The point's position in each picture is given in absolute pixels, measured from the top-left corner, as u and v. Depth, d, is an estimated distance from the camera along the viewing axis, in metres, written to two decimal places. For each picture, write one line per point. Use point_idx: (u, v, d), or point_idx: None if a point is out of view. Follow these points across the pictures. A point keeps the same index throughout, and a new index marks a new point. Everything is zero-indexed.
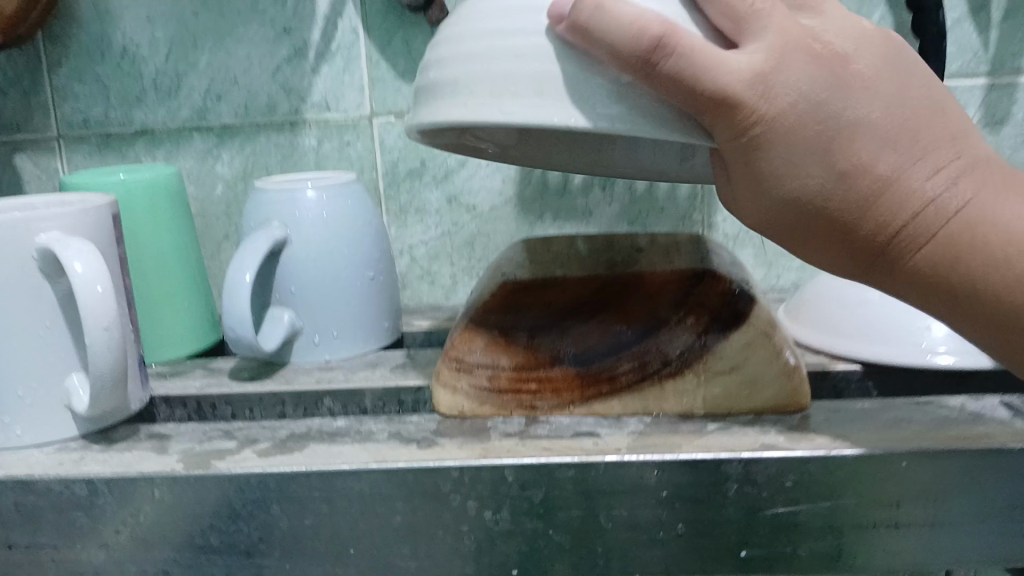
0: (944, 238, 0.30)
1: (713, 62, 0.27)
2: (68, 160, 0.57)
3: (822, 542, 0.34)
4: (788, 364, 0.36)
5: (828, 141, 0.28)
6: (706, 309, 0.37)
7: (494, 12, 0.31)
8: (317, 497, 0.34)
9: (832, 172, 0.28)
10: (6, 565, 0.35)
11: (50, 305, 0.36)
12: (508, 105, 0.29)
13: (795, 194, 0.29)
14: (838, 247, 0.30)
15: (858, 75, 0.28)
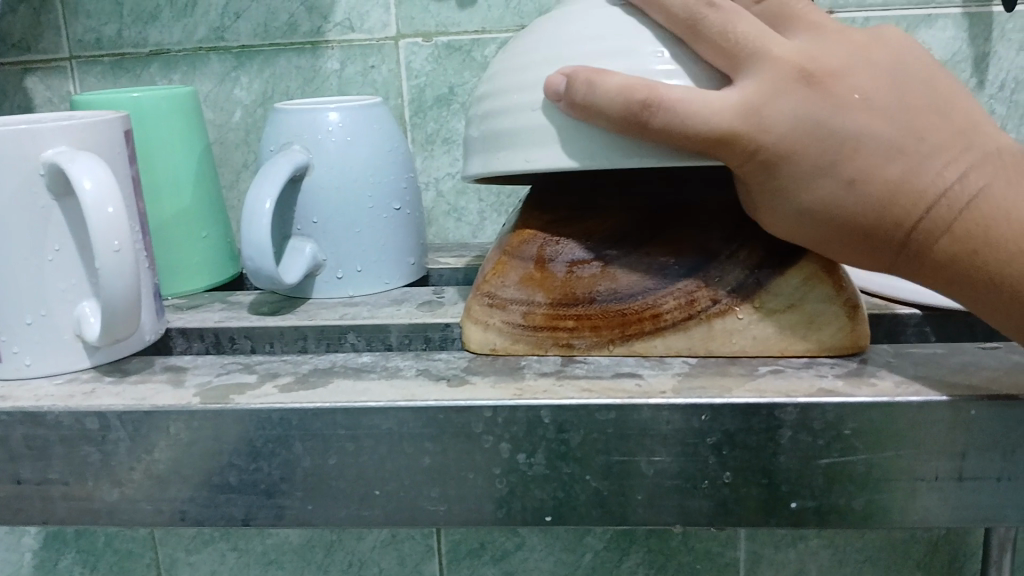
0: (965, 233, 0.30)
1: (699, 108, 0.30)
2: (80, 82, 0.55)
3: (881, 495, 0.31)
4: (849, 303, 0.34)
5: (826, 155, 0.30)
6: (763, 244, 0.34)
7: (514, 72, 0.34)
8: (341, 435, 0.32)
9: (835, 185, 0.30)
10: (16, 500, 0.34)
11: (58, 228, 0.34)
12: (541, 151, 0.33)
13: (802, 208, 0.31)
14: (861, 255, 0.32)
15: (850, 90, 0.30)
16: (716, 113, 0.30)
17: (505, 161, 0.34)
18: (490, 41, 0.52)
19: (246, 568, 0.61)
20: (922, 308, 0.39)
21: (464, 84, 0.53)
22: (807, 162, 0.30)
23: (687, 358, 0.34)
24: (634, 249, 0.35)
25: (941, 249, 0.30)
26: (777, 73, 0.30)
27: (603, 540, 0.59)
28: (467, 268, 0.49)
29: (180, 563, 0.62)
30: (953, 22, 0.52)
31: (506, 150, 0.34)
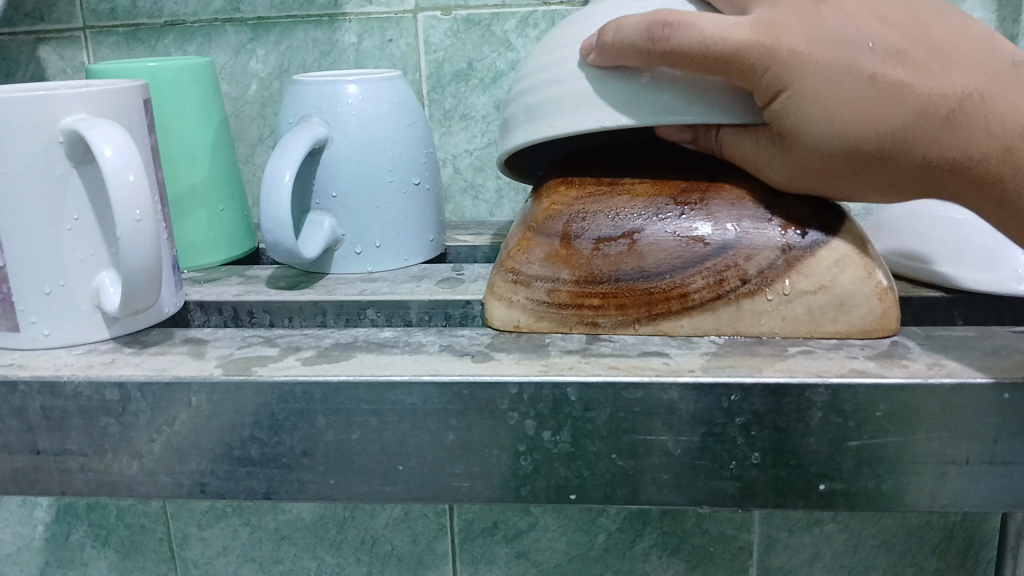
0: (974, 130, 0.32)
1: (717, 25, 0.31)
2: (94, 52, 0.54)
3: (911, 478, 0.31)
4: (881, 285, 0.33)
5: (831, 61, 0.31)
6: (794, 222, 0.34)
7: (548, 55, 0.36)
8: (365, 409, 0.31)
9: (851, 88, 0.31)
10: (35, 471, 0.33)
11: (77, 196, 0.34)
12: (595, 112, 0.34)
13: (826, 130, 0.31)
14: (878, 173, 0.32)
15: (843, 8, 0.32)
16: (730, 29, 0.31)
17: (556, 129, 0.35)
18: (510, 15, 0.52)
19: (258, 544, 0.61)
20: (948, 290, 0.39)
21: (484, 59, 0.53)
22: (825, 76, 0.31)
23: (716, 338, 0.34)
24: (662, 225, 0.34)
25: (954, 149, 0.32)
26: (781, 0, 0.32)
27: (616, 521, 0.59)
28: (485, 246, 0.49)
29: (191, 539, 0.62)
30: (981, 3, 0.51)
31: (553, 117, 0.35)
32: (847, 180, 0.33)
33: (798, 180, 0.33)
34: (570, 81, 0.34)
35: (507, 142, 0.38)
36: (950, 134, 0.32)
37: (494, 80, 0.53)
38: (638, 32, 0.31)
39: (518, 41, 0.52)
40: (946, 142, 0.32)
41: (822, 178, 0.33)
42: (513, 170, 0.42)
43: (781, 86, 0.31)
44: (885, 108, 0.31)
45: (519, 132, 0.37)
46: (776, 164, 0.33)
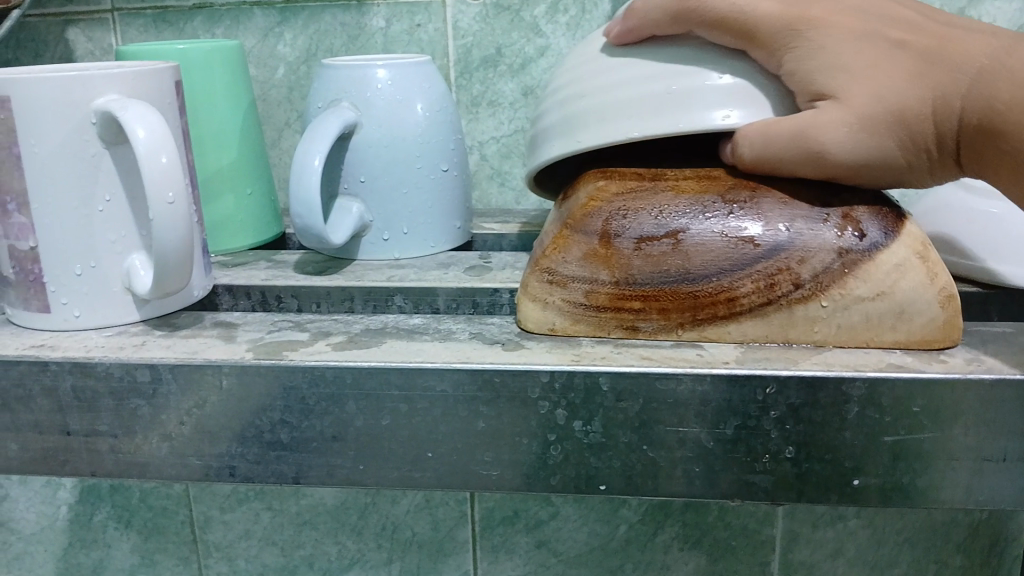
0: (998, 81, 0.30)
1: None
2: (123, 35, 0.54)
3: (947, 475, 0.30)
4: (944, 292, 0.31)
5: (837, 22, 0.32)
6: (852, 222, 0.32)
7: (581, 73, 0.36)
8: (395, 396, 0.31)
9: (857, 46, 0.31)
10: (65, 452, 0.33)
11: (109, 177, 0.34)
12: (623, 123, 0.33)
13: (842, 80, 0.31)
14: (909, 131, 0.31)
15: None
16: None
17: (587, 141, 0.34)
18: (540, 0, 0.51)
19: (279, 529, 0.62)
20: (985, 286, 0.38)
21: (513, 45, 0.52)
22: (843, 30, 0.32)
23: (765, 346, 0.32)
24: (709, 223, 0.32)
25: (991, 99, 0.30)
26: None
27: (637, 512, 0.59)
28: (512, 233, 0.48)
29: (213, 522, 0.62)
30: None
31: (582, 132, 0.34)
32: (879, 136, 0.31)
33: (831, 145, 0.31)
34: (603, 94, 0.34)
35: (537, 158, 0.37)
36: (983, 83, 0.31)
37: (523, 66, 0.52)
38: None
39: (548, 27, 0.51)
40: (980, 92, 0.31)
41: (856, 139, 0.31)
42: (540, 186, 0.41)
43: (802, 40, 0.31)
44: (908, 59, 0.31)
45: (549, 147, 0.36)
46: (810, 126, 0.31)
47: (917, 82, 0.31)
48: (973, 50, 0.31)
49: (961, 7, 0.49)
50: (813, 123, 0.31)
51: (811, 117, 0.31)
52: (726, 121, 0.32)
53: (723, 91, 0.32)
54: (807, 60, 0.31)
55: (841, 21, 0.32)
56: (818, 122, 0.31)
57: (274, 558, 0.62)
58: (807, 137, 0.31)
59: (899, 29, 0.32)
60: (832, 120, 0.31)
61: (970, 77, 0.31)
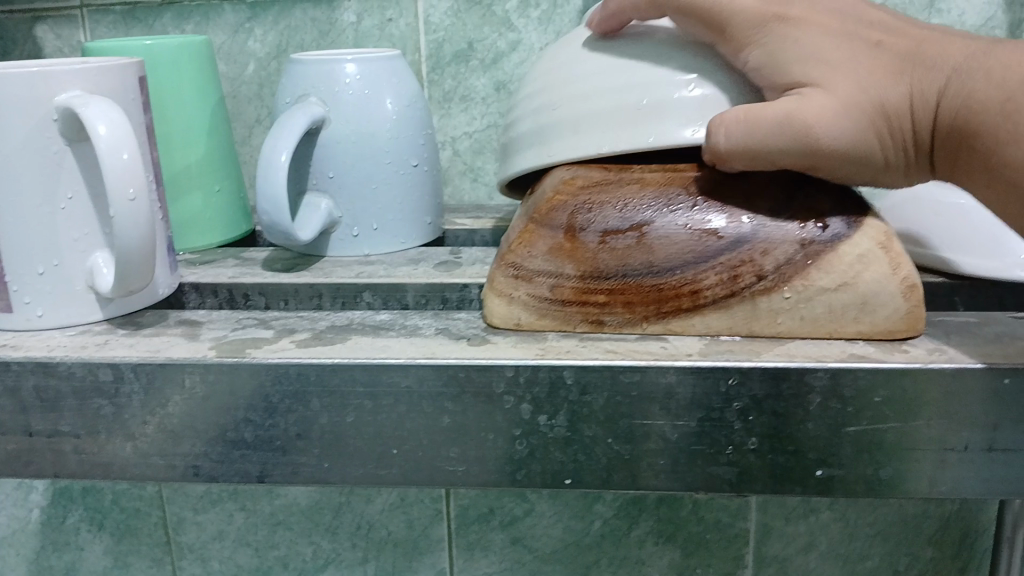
0: (960, 83, 0.30)
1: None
2: (91, 31, 0.53)
3: (909, 466, 0.31)
4: (907, 283, 0.31)
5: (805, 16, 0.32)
6: (814, 213, 0.32)
7: (554, 78, 0.36)
8: (360, 392, 0.31)
9: (822, 39, 0.31)
10: (27, 452, 0.33)
11: (71, 174, 0.33)
12: (594, 136, 0.33)
13: (804, 74, 0.31)
14: (882, 125, 0.31)
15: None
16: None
17: (558, 154, 0.35)
18: None
19: (254, 529, 0.61)
20: (951, 277, 0.38)
21: (484, 41, 0.52)
22: (821, 26, 0.32)
23: (728, 339, 0.32)
24: (674, 216, 0.32)
25: (965, 98, 0.30)
26: None
27: (612, 508, 0.59)
28: (484, 229, 0.48)
29: (186, 523, 0.61)
30: None
31: (552, 139, 0.35)
32: (857, 127, 0.31)
33: (809, 133, 0.30)
34: (575, 104, 0.34)
35: (512, 163, 0.38)
36: (956, 82, 0.30)
37: (494, 62, 0.52)
38: None
39: (519, 21, 0.51)
40: (953, 90, 0.30)
41: (835, 130, 0.30)
42: (510, 189, 0.41)
43: (775, 33, 0.31)
44: (884, 56, 0.31)
45: (524, 154, 0.37)
46: (789, 113, 0.30)
47: (892, 78, 0.31)
48: (946, 51, 0.31)
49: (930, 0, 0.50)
50: (792, 110, 0.30)
51: (789, 105, 0.31)
52: (694, 135, 0.32)
53: (695, 102, 0.32)
54: (780, 52, 0.31)
55: (818, 17, 0.32)
56: (797, 109, 0.30)
57: (249, 559, 0.62)
58: (786, 125, 0.30)
59: (874, 30, 0.32)
60: (812, 107, 0.30)
61: (944, 76, 0.31)
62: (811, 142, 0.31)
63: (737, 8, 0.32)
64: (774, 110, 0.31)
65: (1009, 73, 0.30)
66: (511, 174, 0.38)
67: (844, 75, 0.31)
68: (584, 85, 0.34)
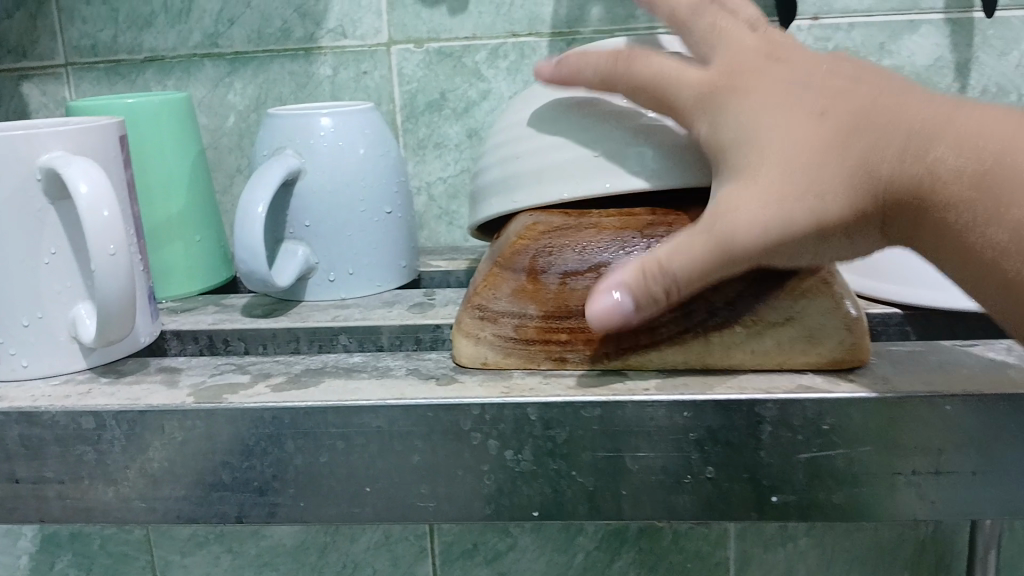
0: (922, 152, 0.28)
1: (668, 74, 0.32)
2: (76, 87, 0.55)
3: (861, 490, 0.32)
4: (850, 316, 0.33)
5: (749, 89, 0.30)
6: None
7: (515, 129, 0.38)
8: (332, 433, 0.32)
9: (768, 113, 0.30)
10: (11, 499, 0.34)
11: (54, 230, 0.35)
12: (554, 185, 0.35)
13: (750, 152, 0.30)
14: (837, 200, 0.29)
15: (784, 53, 0.32)
16: (676, 75, 0.32)
17: (522, 202, 0.36)
18: (481, 47, 0.53)
19: (241, 570, 0.62)
20: (905, 310, 0.40)
21: (456, 90, 0.54)
22: (767, 99, 0.30)
23: (685, 372, 0.33)
24: (629, 257, 0.34)
25: (926, 171, 0.28)
26: (731, 47, 0.32)
27: (594, 541, 0.60)
28: (458, 271, 0.50)
29: (174, 566, 0.62)
30: (935, 28, 0.52)
31: (517, 190, 0.36)
32: (814, 213, 0.29)
33: (764, 223, 0.29)
34: (535, 155, 0.36)
35: (479, 211, 0.40)
36: (919, 152, 0.28)
37: (466, 110, 0.54)
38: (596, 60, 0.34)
39: (489, 72, 0.54)
40: (916, 161, 0.28)
41: (790, 218, 0.29)
42: (481, 233, 0.42)
43: (722, 112, 0.31)
44: (839, 127, 0.29)
45: (490, 202, 0.38)
46: (741, 208, 0.29)
47: (850, 151, 0.28)
48: (909, 113, 0.28)
49: (881, 44, 0.52)
50: (744, 202, 0.29)
51: (738, 197, 0.29)
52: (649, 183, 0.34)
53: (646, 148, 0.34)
54: (726, 136, 0.30)
55: (764, 88, 0.30)
56: (748, 202, 0.29)
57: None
58: (737, 218, 0.29)
59: (829, 93, 0.30)
60: (761, 198, 0.29)
61: (905, 144, 0.28)
62: (766, 234, 0.29)
63: (685, 85, 0.32)
64: (725, 203, 0.30)
65: (971, 141, 0.27)
66: (480, 220, 0.40)
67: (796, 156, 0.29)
68: (542, 135, 0.36)
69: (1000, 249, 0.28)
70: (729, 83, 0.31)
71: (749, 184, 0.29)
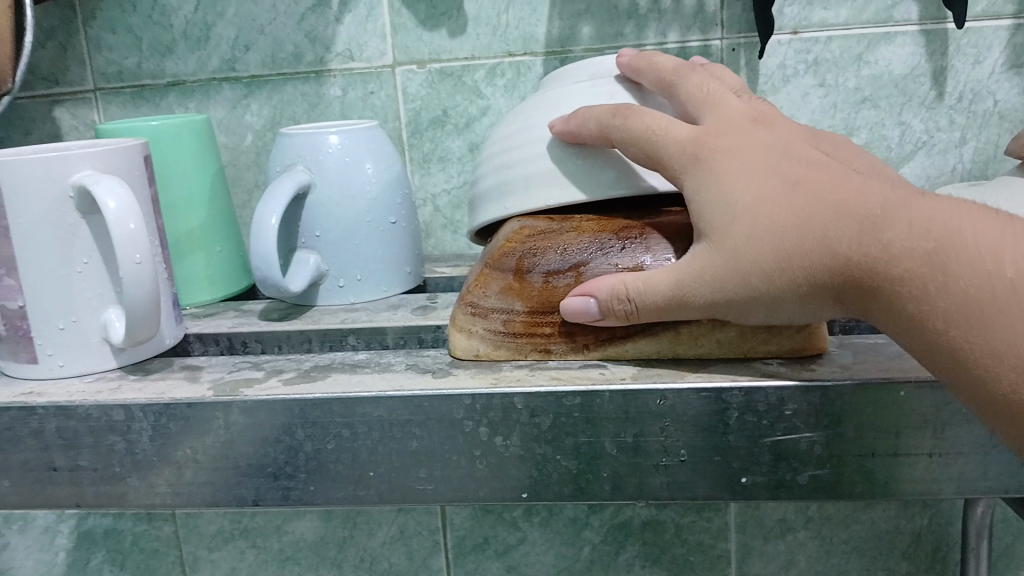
0: (872, 225, 0.30)
1: (656, 133, 0.35)
2: (104, 111, 0.59)
3: (824, 470, 0.35)
4: None
5: (722, 151, 0.33)
6: None
7: (504, 144, 0.41)
8: (338, 422, 0.36)
9: (733, 176, 0.33)
10: (50, 486, 0.38)
11: (86, 242, 0.39)
12: (541, 192, 0.38)
13: (715, 212, 0.33)
14: (786, 263, 0.31)
15: (767, 122, 0.35)
16: (662, 130, 0.35)
17: (512, 209, 0.39)
18: (479, 66, 0.57)
19: (265, 563, 0.65)
20: None
21: (457, 106, 0.57)
22: (740, 166, 0.33)
23: (658, 361, 0.37)
24: (607, 257, 0.37)
25: (870, 252, 0.30)
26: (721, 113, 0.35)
27: (600, 534, 0.63)
28: (461, 276, 0.53)
29: (201, 561, 0.65)
30: (910, 38, 0.55)
31: (511, 196, 0.39)
32: (765, 278, 0.32)
33: (721, 283, 0.32)
34: (522, 166, 0.39)
35: (475, 218, 0.43)
36: (873, 228, 0.30)
37: (468, 124, 0.58)
38: (599, 116, 0.36)
39: (488, 89, 0.57)
40: (870, 237, 0.30)
41: (742, 280, 0.32)
42: (480, 238, 0.46)
43: (696, 173, 0.34)
44: (799, 200, 0.31)
45: (484, 211, 0.42)
46: (701, 267, 0.33)
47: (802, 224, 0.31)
48: (867, 198, 0.30)
49: (857, 54, 0.55)
50: (703, 262, 0.33)
51: (701, 256, 0.33)
52: (627, 185, 0.37)
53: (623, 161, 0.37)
54: (698, 199, 0.33)
55: (741, 153, 0.33)
56: (707, 263, 0.33)
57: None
58: (700, 278, 0.33)
59: (799, 166, 0.32)
60: (718, 260, 0.32)
61: (854, 224, 0.30)
62: (724, 293, 0.33)
63: (668, 148, 0.34)
64: (691, 262, 0.33)
65: (919, 219, 0.29)
66: (477, 225, 0.44)
67: (751, 227, 0.31)
68: (528, 147, 0.39)
69: (942, 320, 0.29)
70: (713, 146, 0.33)
71: (710, 245, 0.33)
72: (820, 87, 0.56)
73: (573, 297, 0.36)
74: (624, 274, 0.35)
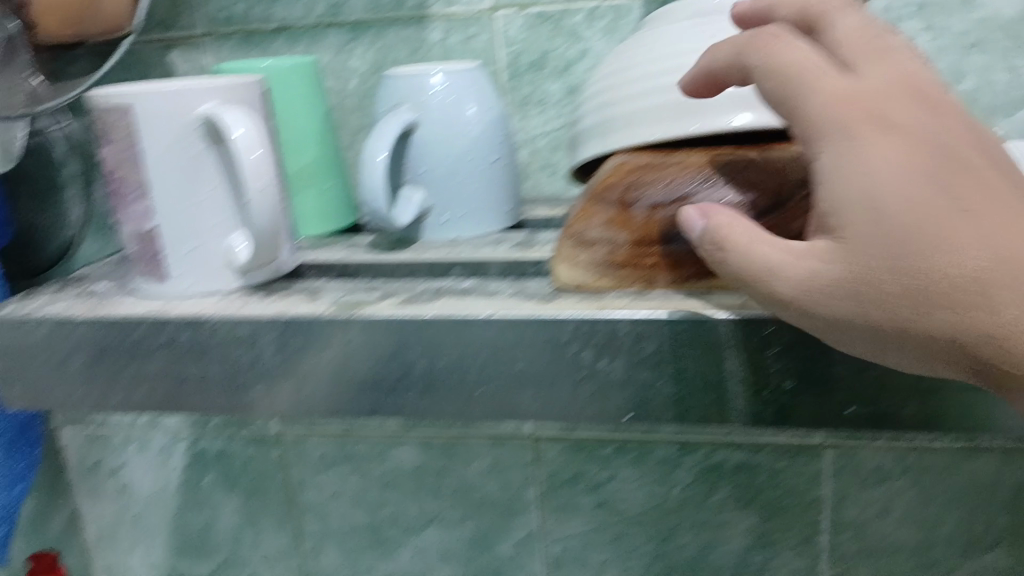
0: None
1: (806, 85, 0.30)
2: (216, 55, 0.62)
3: (930, 402, 0.34)
4: None
5: (886, 139, 0.29)
6: None
7: (609, 81, 0.41)
8: (448, 343, 0.37)
9: (894, 177, 0.28)
10: (180, 394, 0.41)
11: (211, 170, 0.41)
12: (646, 126, 0.39)
13: (869, 216, 0.28)
14: (921, 313, 0.28)
15: (930, 102, 0.30)
16: (816, 86, 0.30)
17: (615, 143, 0.40)
18: (579, 9, 0.57)
19: (363, 489, 0.69)
20: None
21: (556, 50, 0.58)
22: (908, 167, 0.28)
23: None
24: (712, 191, 0.37)
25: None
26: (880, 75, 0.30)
27: (690, 474, 0.64)
28: (559, 216, 0.54)
29: (307, 485, 0.69)
30: None
31: (610, 136, 0.40)
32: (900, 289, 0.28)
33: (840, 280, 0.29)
34: (627, 102, 0.40)
35: (578, 155, 0.44)
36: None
37: (566, 68, 0.58)
38: (723, 54, 0.34)
39: (586, 32, 0.57)
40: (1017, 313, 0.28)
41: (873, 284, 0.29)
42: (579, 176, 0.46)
43: (848, 156, 0.29)
44: (967, 242, 0.28)
45: (587, 147, 0.42)
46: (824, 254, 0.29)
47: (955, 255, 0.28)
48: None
49: None
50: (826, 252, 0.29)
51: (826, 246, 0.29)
52: (736, 122, 0.36)
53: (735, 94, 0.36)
54: (841, 189, 0.29)
55: (906, 147, 0.28)
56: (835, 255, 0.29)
57: (356, 519, 0.69)
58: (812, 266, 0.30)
59: (967, 194, 0.28)
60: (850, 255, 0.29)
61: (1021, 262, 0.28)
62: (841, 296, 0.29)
63: (819, 109, 0.30)
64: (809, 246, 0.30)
65: None
66: (579, 162, 0.44)
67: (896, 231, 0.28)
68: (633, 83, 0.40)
69: None
70: (872, 123, 0.29)
71: (846, 251, 0.29)
72: (929, 30, 0.54)
73: (692, 213, 0.34)
74: (731, 221, 0.32)
